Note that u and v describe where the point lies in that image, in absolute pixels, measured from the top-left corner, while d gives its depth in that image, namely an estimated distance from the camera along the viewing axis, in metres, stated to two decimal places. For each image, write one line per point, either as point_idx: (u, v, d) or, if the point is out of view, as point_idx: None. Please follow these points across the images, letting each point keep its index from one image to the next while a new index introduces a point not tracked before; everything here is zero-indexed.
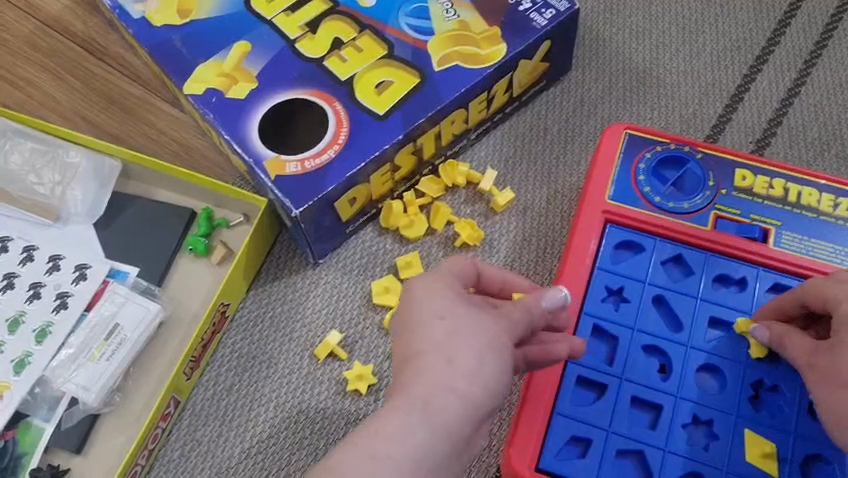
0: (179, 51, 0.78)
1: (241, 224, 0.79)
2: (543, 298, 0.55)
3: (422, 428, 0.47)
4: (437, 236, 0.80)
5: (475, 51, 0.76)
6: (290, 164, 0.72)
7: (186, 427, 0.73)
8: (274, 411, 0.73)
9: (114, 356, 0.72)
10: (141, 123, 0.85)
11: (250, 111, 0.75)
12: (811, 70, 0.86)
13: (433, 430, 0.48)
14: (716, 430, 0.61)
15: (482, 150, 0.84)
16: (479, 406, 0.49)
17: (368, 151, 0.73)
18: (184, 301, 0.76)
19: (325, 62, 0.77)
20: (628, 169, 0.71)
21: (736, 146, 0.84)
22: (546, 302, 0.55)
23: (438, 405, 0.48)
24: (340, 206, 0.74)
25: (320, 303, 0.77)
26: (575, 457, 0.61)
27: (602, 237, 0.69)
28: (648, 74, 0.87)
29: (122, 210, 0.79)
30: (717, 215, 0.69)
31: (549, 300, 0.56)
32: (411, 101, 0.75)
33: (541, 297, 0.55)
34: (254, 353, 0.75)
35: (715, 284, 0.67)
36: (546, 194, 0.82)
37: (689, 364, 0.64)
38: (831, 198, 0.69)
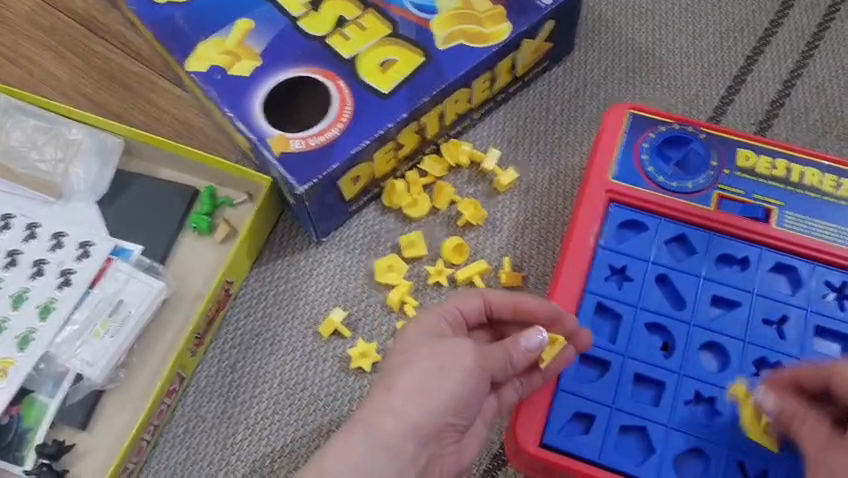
0: (181, 28, 0.78)
1: (245, 203, 0.79)
2: (520, 338, 0.56)
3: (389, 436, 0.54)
4: (440, 215, 0.80)
5: (478, 30, 0.76)
6: (294, 142, 0.72)
7: (191, 403, 0.73)
8: (279, 388, 0.73)
9: (119, 333, 0.73)
10: (143, 101, 0.85)
11: (254, 88, 0.75)
12: (813, 52, 0.86)
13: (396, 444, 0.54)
14: (718, 407, 0.62)
15: (485, 130, 0.84)
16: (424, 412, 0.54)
17: (373, 130, 0.73)
18: (188, 278, 0.77)
19: (329, 41, 0.77)
20: (632, 148, 0.71)
21: (739, 127, 0.84)
22: (525, 343, 0.56)
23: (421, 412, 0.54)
24: (343, 184, 0.74)
25: (324, 281, 0.77)
26: (578, 433, 0.62)
27: (606, 216, 0.69)
28: (650, 55, 0.87)
29: (124, 189, 0.79)
30: (720, 195, 0.69)
31: (529, 339, 0.56)
32: (415, 80, 0.74)
33: (519, 338, 0.56)
34: (257, 330, 0.75)
35: (718, 263, 0.67)
36: (549, 174, 0.82)
37: (692, 340, 0.64)
38: (833, 178, 0.69)
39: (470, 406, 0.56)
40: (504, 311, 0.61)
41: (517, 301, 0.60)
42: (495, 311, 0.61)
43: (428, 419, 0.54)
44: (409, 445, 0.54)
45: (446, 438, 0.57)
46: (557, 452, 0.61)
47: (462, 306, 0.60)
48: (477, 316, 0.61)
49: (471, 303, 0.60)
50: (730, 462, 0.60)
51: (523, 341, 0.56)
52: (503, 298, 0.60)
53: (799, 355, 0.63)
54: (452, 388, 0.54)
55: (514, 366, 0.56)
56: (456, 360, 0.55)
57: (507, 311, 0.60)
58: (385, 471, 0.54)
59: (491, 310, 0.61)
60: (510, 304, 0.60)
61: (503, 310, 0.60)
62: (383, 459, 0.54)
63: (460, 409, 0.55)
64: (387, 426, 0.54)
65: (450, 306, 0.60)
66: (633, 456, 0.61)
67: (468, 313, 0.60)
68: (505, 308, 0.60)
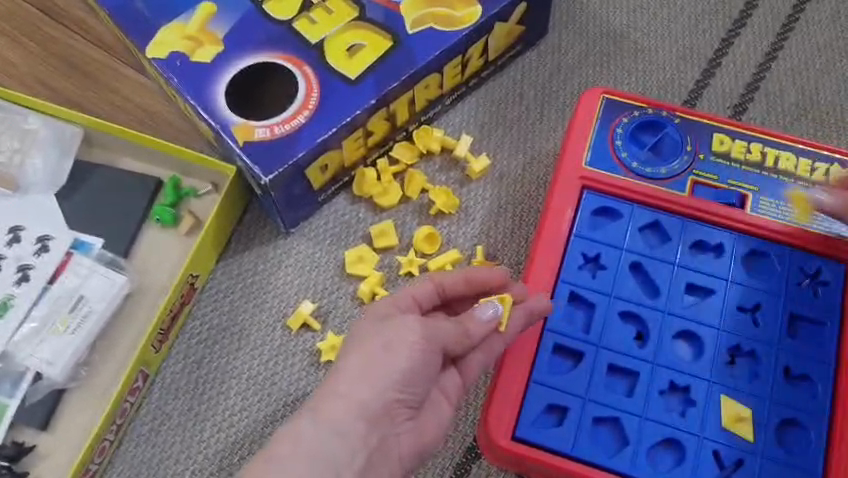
0: (141, 13, 0.75)
1: (210, 194, 0.77)
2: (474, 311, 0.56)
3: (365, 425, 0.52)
4: (411, 204, 0.78)
5: (448, 12, 0.74)
6: (259, 130, 0.70)
7: (156, 401, 0.71)
8: (247, 383, 0.71)
9: (80, 329, 0.71)
10: (105, 89, 0.83)
11: (216, 76, 0.72)
12: (789, 35, 0.85)
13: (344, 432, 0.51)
14: (693, 397, 0.61)
15: (458, 116, 0.83)
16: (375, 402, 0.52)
17: (340, 118, 0.71)
18: (152, 272, 0.75)
19: (295, 25, 0.74)
20: (605, 133, 0.70)
21: (714, 111, 0.83)
22: (481, 315, 0.56)
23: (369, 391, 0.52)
24: (310, 173, 0.72)
25: (293, 273, 0.75)
26: (551, 426, 0.60)
27: (579, 203, 0.67)
28: (625, 38, 0.86)
29: (85, 180, 0.77)
30: (694, 181, 0.68)
31: (484, 312, 0.56)
32: (383, 64, 0.73)
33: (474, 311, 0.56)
34: (224, 325, 0.73)
35: (692, 251, 0.66)
36: (522, 161, 0.81)
37: (667, 330, 0.63)
38: (808, 162, 0.68)
39: (419, 378, 0.54)
40: (456, 289, 0.60)
41: (466, 275, 0.60)
42: (448, 291, 0.60)
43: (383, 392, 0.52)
44: (359, 423, 0.52)
45: (395, 416, 0.54)
46: (530, 446, 0.60)
47: (415, 294, 0.58)
48: (431, 300, 0.59)
49: (424, 289, 0.58)
50: (705, 451, 0.59)
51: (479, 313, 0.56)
52: (454, 278, 0.60)
53: (774, 343, 0.62)
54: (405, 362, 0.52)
55: (470, 337, 0.55)
56: (400, 337, 0.53)
57: (460, 287, 0.60)
58: (340, 455, 0.51)
59: (445, 291, 0.60)
60: (461, 279, 0.60)
61: (455, 288, 0.60)
62: (336, 444, 0.51)
63: (409, 380, 0.53)
64: (335, 406, 0.51)
65: (404, 296, 0.58)
66: (607, 448, 0.60)
67: (423, 299, 0.58)
68: (458, 284, 0.60)
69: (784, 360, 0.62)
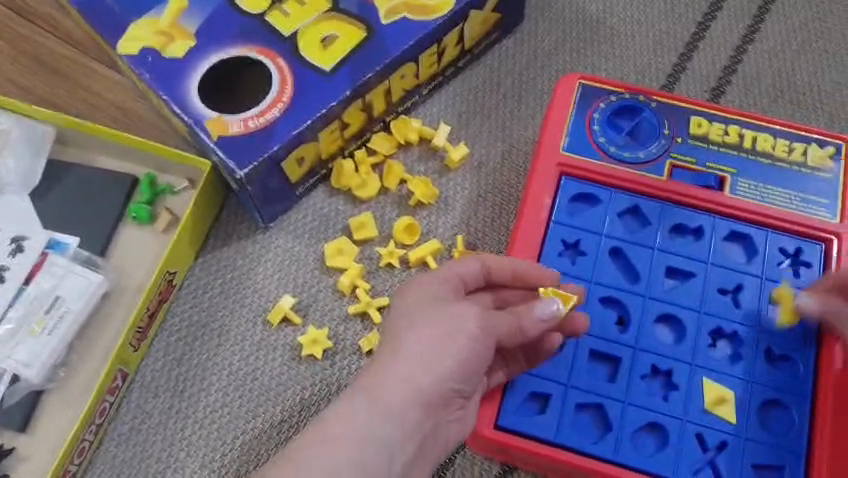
0: (109, 8, 0.74)
1: (186, 190, 0.76)
2: (534, 308, 0.56)
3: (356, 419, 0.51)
4: (390, 195, 0.77)
5: (422, 2, 0.74)
6: (233, 124, 0.69)
7: (136, 400, 0.70)
8: (228, 380, 0.71)
9: (56, 330, 0.69)
10: (77, 87, 0.82)
11: (189, 70, 0.72)
12: (764, 17, 0.85)
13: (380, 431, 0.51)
14: (675, 380, 0.61)
15: (435, 106, 0.82)
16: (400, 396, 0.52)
17: (315, 111, 0.71)
18: (128, 270, 0.74)
19: (267, 17, 0.74)
20: (583, 118, 0.69)
21: (692, 95, 0.83)
22: (541, 311, 0.56)
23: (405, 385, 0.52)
24: (287, 167, 0.72)
25: (272, 268, 0.74)
26: (534, 413, 0.60)
27: (558, 189, 0.67)
28: (601, 24, 0.85)
29: (60, 179, 0.76)
30: (672, 164, 0.68)
31: (544, 307, 0.56)
32: (357, 56, 0.72)
33: (533, 307, 0.56)
34: (204, 321, 0.72)
35: (672, 234, 0.66)
36: (501, 150, 0.80)
37: (647, 314, 0.63)
38: (786, 142, 0.68)
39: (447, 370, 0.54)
40: (502, 277, 0.60)
41: (515, 267, 0.60)
42: (494, 276, 0.60)
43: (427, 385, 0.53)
44: (392, 418, 0.52)
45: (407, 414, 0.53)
46: (513, 434, 0.59)
47: (460, 273, 0.59)
48: (475, 281, 0.60)
49: (470, 269, 0.59)
50: (688, 434, 0.59)
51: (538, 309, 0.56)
52: (502, 264, 0.60)
53: (756, 324, 0.62)
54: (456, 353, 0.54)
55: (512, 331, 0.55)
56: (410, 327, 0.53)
57: (506, 277, 0.60)
58: (373, 448, 0.51)
59: (490, 275, 0.60)
60: (509, 270, 0.60)
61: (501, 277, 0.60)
62: (369, 438, 0.51)
63: (443, 374, 0.54)
64: (368, 396, 0.52)
65: (449, 275, 0.58)
66: (590, 434, 0.59)
67: (468, 278, 0.59)
68: (504, 274, 0.60)
69: (765, 341, 0.62)
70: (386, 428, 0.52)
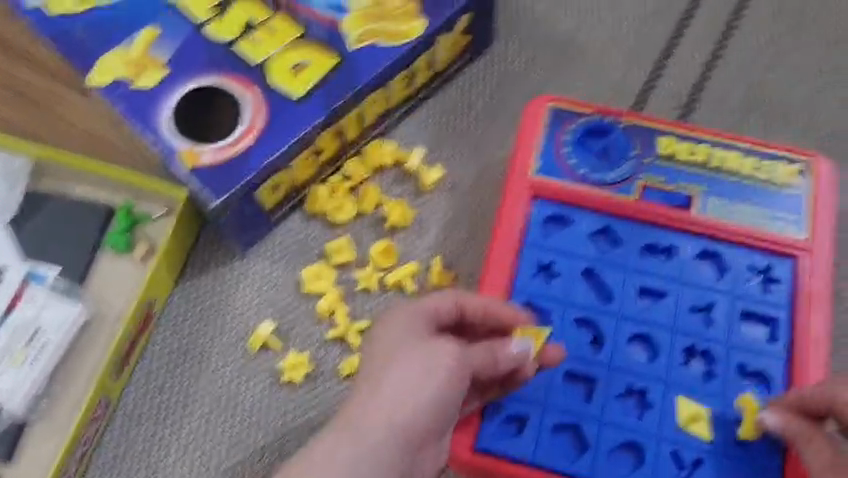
0: (81, 41, 0.76)
1: (163, 218, 0.76)
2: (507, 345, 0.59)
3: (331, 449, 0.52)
4: (366, 219, 0.78)
5: (392, 27, 0.75)
6: (206, 153, 0.70)
7: (119, 428, 0.71)
8: (210, 406, 0.71)
9: (38, 360, 0.69)
10: (51, 117, 0.82)
11: (161, 101, 0.73)
12: (732, 33, 0.86)
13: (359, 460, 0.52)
14: (650, 398, 0.62)
15: (408, 128, 0.83)
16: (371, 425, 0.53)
17: (288, 139, 0.72)
18: (107, 300, 0.74)
19: (238, 47, 0.75)
20: (553, 141, 0.71)
21: (662, 112, 0.84)
22: (512, 349, 0.59)
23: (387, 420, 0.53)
24: (261, 194, 0.73)
25: (252, 293, 0.75)
26: (511, 435, 0.61)
27: (530, 211, 0.68)
28: (571, 43, 0.87)
29: (38, 210, 0.76)
30: (643, 184, 0.69)
31: (516, 346, 0.60)
32: (328, 83, 0.74)
33: (507, 344, 0.59)
34: (185, 348, 0.73)
35: (644, 253, 0.67)
36: (475, 170, 0.81)
37: (620, 334, 0.64)
38: (754, 161, 0.69)
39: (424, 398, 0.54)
40: (474, 314, 0.60)
41: (488, 305, 0.60)
42: (467, 312, 0.59)
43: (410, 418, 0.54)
44: (367, 446, 0.53)
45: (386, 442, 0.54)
46: (490, 456, 0.60)
47: (434, 309, 0.58)
48: (446, 316, 0.59)
49: (444, 305, 0.58)
50: (663, 452, 0.60)
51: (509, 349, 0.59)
52: (477, 301, 0.59)
53: (727, 341, 0.63)
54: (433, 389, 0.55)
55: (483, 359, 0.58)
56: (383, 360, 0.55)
57: (478, 315, 0.59)
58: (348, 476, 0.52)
59: (463, 312, 0.59)
60: (482, 308, 0.59)
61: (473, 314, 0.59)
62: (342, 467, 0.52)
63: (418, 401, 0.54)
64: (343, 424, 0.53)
65: (422, 308, 0.58)
66: (567, 454, 0.60)
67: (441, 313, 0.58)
68: (476, 312, 0.60)
69: (736, 357, 0.63)
70: (367, 458, 0.52)
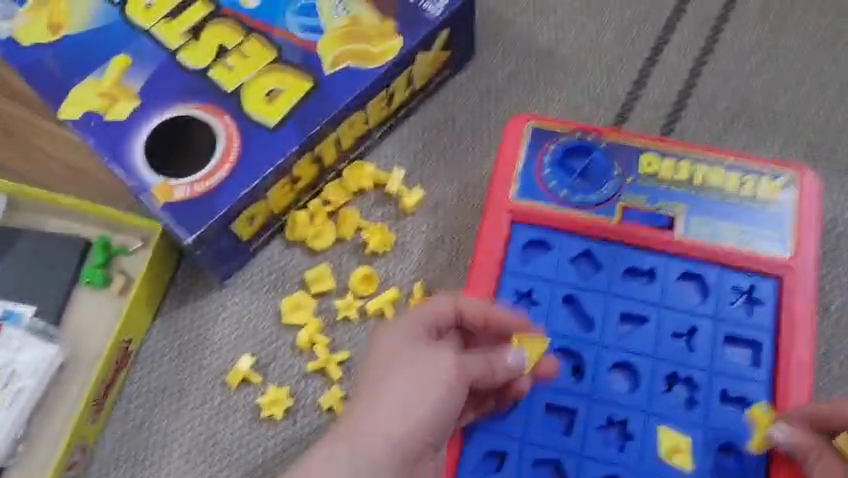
0: (51, 72, 0.73)
1: (140, 250, 0.75)
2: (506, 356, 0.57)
3: None
4: (347, 244, 0.77)
5: (367, 48, 0.73)
6: (179, 189, 0.69)
7: (98, 470, 0.70)
8: (189, 444, 0.70)
9: (14, 405, 0.69)
10: (27, 146, 0.81)
11: (132, 134, 0.71)
12: (718, 38, 0.84)
13: None
14: (630, 430, 0.60)
15: (390, 148, 0.81)
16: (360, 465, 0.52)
17: (261, 169, 0.70)
18: (84, 338, 0.73)
19: (210, 73, 0.73)
20: (533, 163, 0.69)
21: (647, 123, 0.82)
22: (510, 359, 0.57)
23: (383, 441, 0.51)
24: (237, 226, 0.72)
25: (230, 326, 0.74)
26: (491, 471, 0.60)
27: (509, 237, 0.67)
28: (554, 54, 0.85)
29: (11, 246, 0.75)
30: (624, 205, 0.67)
31: (514, 357, 0.57)
32: (302, 109, 0.72)
33: (505, 353, 0.57)
34: (163, 385, 0.72)
35: (625, 277, 0.65)
36: (457, 189, 0.80)
37: (601, 363, 0.62)
38: (738, 177, 0.67)
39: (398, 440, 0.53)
40: (473, 320, 0.58)
41: (490, 312, 0.58)
42: (467, 318, 0.58)
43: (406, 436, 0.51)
44: None
45: None
46: None
47: (431, 314, 0.56)
48: (446, 322, 0.57)
49: (442, 310, 0.57)
50: None
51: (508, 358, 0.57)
52: (475, 306, 0.58)
53: (710, 367, 0.62)
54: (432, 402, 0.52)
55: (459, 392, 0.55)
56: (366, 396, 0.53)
57: (480, 322, 0.58)
58: None
59: (463, 317, 0.58)
60: (483, 315, 0.58)
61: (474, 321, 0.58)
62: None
63: None
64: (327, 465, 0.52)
65: (419, 315, 0.56)
66: None
67: (441, 321, 0.57)
68: (477, 318, 0.58)
69: (720, 384, 0.61)
70: None
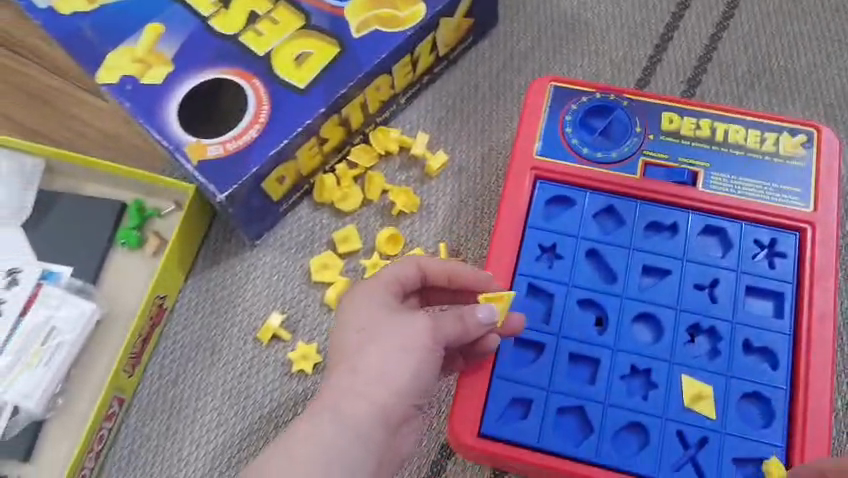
0: (89, 39, 0.75)
1: (173, 212, 0.78)
2: (477, 309, 0.56)
3: (348, 432, 0.52)
4: (373, 206, 0.79)
5: (393, 13, 0.75)
6: (211, 148, 0.70)
7: (134, 423, 0.72)
8: (222, 398, 0.72)
9: (53, 361, 0.71)
10: (64, 116, 0.83)
11: (166, 97, 0.73)
12: (738, 3, 0.85)
13: (366, 438, 0.52)
14: (655, 378, 0.61)
15: (414, 113, 0.83)
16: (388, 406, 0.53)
17: (291, 129, 0.72)
18: (119, 298, 0.76)
19: (241, 38, 0.75)
20: (556, 121, 0.70)
21: (668, 87, 0.83)
22: (482, 314, 0.56)
23: (370, 404, 0.53)
24: (267, 185, 0.73)
25: (261, 285, 0.76)
26: (517, 419, 0.61)
27: (533, 193, 0.68)
28: (575, 21, 0.86)
29: (52, 207, 0.78)
30: (645, 161, 0.68)
31: (485, 311, 0.56)
32: (330, 72, 0.73)
33: (475, 308, 0.56)
34: (196, 341, 0.74)
35: (647, 232, 0.66)
36: (481, 153, 0.81)
37: (625, 314, 0.63)
38: (758, 133, 0.68)
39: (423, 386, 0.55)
40: (437, 278, 0.61)
41: (451, 270, 0.61)
42: (431, 277, 0.61)
43: (392, 403, 0.53)
44: (372, 431, 0.53)
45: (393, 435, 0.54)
46: (497, 441, 0.60)
47: (398, 275, 0.59)
48: (413, 285, 0.60)
49: (407, 270, 0.59)
50: (669, 431, 0.60)
51: (480, 313, 0.56)
52: (439, 267, 0.60)
53: (732, 317, 0.63)
54: (413, 366, 0.54)
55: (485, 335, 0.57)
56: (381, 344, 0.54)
57: (443, 280, 0.61)
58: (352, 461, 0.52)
59: (427, 277, 0.60)
60: (446, 273, 0.61)
61: (439, 280, 0.61)
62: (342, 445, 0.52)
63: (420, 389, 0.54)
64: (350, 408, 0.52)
65: (387, 277, 0.58)
66: (573, 436, 0.60)
67: (407, 283, 0.59)
68: (441, 277, 0.61)
69: (743, 334, 0.62)
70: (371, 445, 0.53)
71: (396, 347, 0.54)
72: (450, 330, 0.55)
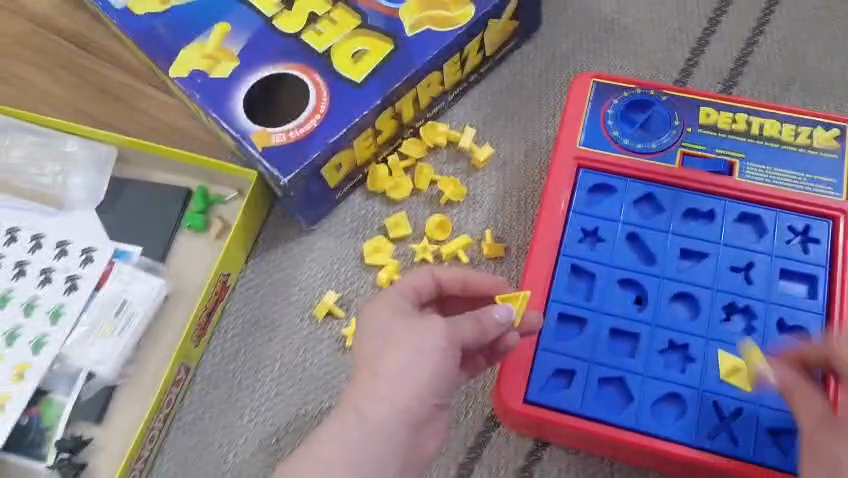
0: (161, 36, 0.81)
1: (236, 199, 0.83)
2: (493, 308, 0.55)
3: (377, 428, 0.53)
4: (422, 196, 0.84)
5: (444, 13, 0.80)
6: (276, 136, 0.75)
7: (199, 392, 0.77)
8: (280, 370, 0.77)
9: (125, 331, 0.77)
10: (134, 111, 0.89)
11: (233, 90, 0.78)
12: (774, 9, 0.89)
13: (390, 435, 0.54)
14: (692, 353, 0.65)
15: (461, 110, 0.88)
16: (410, 407, 0.54)
17: (348, 120, 0.77)
18: (185, 274, 0.81)
19: (302, 36, 0.80)
20: (598, 114, 0.74)
21: (706, 87, 0.87)
22: (498, 314, 0.55)
23: (392, 407, 0.53)
24: (326, 172, 0.78)
25: (317, 266, 0.81)
26: (561, 388, 0.65)
27: (577, 181, 0.72)
28: (615, 25, 0.90)
29: (122, 193, 0.83)
30: (684, 152, 0.72)
31: (501, 311, 0.56)
32: (384, 68, 0.78)
33: (491, 308, 0.56)
34: (256, 317, 0.79)
35: (686, 218, 0.70)
36: (525, 147, 0.86)
37: (663, 294, 0.67)
38: (792, 127, 0.72)
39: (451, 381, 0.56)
40: (452, 286, 0.62)
41: (463, 277, 0.62)
42: (445, 284, 0.62)
43: (414, 405, 0.54)
44: (401, 428, 0.54)
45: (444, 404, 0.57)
46: (543, 408, 0.64)
47: (413, 284, 0.61)
48: (428, 295, 0.62)
49: (421, 280, 0.61)
50: (705, 402, 0.63)
51: (496, 313, 0.56)
52: (452, 274, 0.62)
53: (767, 297, 0.66)
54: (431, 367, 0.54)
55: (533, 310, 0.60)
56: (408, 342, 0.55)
57: (457, 287, 0.62)
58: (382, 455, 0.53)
59: (441, 285, 0.62)
60: (459, 281, 0.62)
61: (453, 288, 0.62)
62: (370, 446, 0.53)
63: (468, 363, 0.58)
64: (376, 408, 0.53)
65: (403, 287, 0.61)
66: (614, 406, 0.64)
67: (422, 292, 0.61)
68: (455, 285, 0.62)
69: (776, 313, 0.66)
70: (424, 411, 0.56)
71: (412, 350, 0.55)
72: (468, 332, 0.55)
